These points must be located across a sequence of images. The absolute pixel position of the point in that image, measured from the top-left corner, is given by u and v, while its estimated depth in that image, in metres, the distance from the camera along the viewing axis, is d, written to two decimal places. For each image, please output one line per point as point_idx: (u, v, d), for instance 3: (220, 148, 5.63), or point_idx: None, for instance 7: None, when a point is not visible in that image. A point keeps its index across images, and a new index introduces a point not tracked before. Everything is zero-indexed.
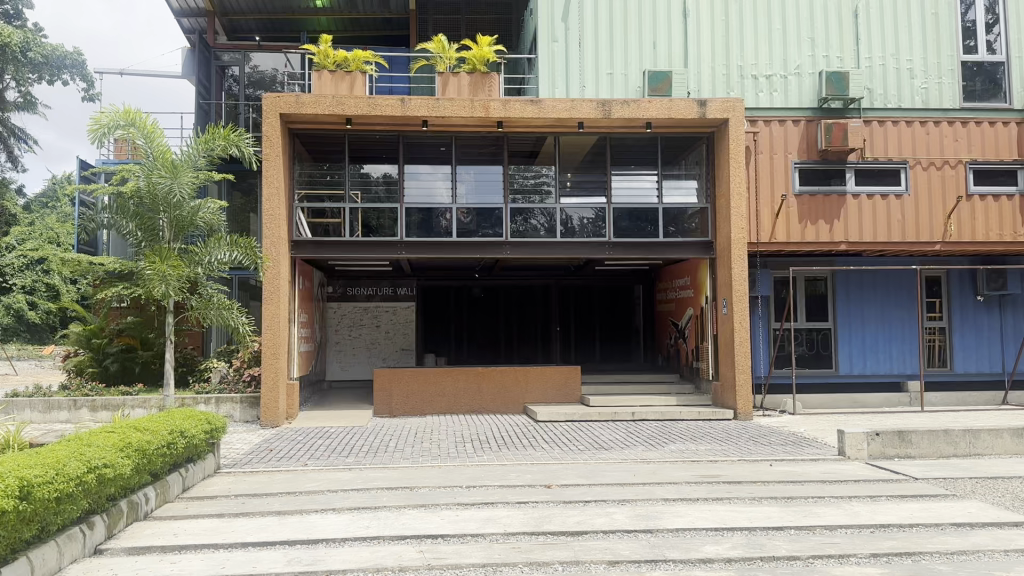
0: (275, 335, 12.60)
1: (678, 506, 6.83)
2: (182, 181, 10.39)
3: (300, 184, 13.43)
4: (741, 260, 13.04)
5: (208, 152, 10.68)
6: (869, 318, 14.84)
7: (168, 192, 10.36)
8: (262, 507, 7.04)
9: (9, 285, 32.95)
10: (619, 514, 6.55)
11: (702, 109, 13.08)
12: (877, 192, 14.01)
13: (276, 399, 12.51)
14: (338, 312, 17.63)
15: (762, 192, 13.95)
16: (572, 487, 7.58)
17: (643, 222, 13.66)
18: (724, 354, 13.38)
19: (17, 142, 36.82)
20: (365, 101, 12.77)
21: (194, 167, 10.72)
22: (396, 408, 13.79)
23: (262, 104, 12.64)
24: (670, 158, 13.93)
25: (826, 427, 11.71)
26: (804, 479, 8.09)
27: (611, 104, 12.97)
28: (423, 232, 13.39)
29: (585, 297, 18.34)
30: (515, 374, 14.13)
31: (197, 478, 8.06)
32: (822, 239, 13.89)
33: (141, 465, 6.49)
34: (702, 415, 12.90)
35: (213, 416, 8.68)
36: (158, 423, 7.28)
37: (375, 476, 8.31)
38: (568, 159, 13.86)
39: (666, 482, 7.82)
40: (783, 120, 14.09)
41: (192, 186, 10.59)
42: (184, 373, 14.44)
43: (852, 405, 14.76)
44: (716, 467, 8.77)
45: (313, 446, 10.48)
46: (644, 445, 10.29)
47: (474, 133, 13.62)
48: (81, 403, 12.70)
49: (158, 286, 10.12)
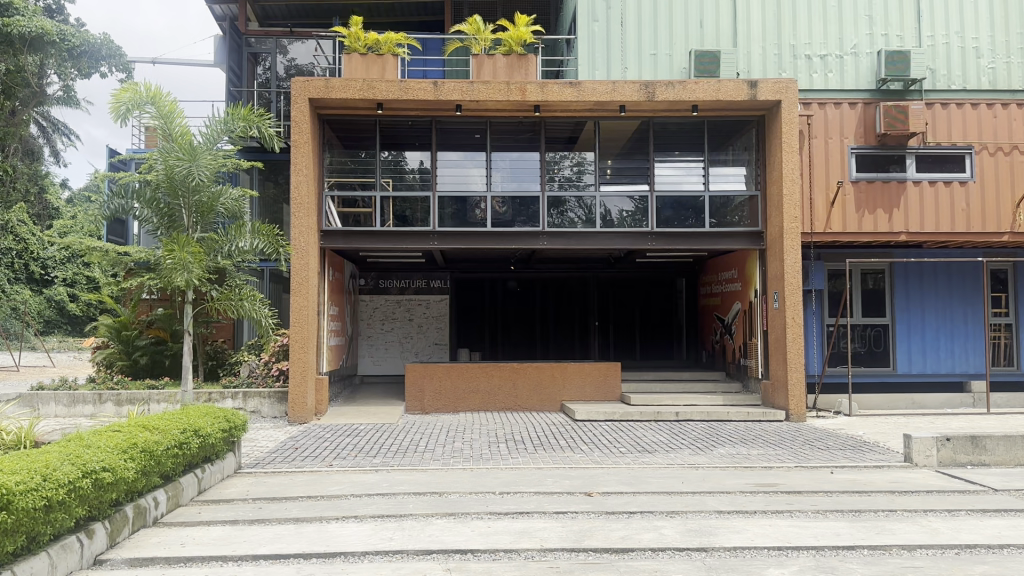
0: (303, 327, 12.13)
1: (733, 521, 6.16)
2: (201, 163, 9.95)
3: (330, 173, 12.94)
4: (793, 251, 12.27)
5: (228, 132, 10.25)
6: (929, 313, 13.97)
7: (187, 175, 9.94)
8: (280, 514, 6.53)
9: (51, 278, 33.19)
10: (668, 528, 5.90)
11: (752, 90, 12.29)
12: (939, 179, 13.12)
13: (304, 393, 12.05)
14: (370, 305, 16.97)
15: (817, 179, 13.07)
16: (615, 496, 6.96)
17: (689, 211, 12.95)
18: (775, 353, 12.62)
19: (60, 136, 37.32)
20: (396, 85, 12.20)
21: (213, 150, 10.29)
22: (428, 404, 13.26)
23: (292, 88, 12.14)
24: (717, 143, 13.16)
25: (889, 430, 10.90)
26: (871, 489, 7.35)
27: (655, 86, 12.25)
28: (457, 223, 12.83)
29: (624, 291, 17.68)
30: (552, 371, 13.51)
31: (214, 479, 7.58)
32: (880, 229, 13.03)
33: (147, 468, 6.01)
34: (752, 416, 12.16)
35: (233, 413, 8.20)
36: (170, 421, 6.79)
37: (403, 479, 7.77)
38: (609, 145, 13.18)
39: (717, 491, 7.16)
40: (839, 102, 13.22)
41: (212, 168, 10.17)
42: (214, 368, 14.05)
43: (912, 405, 13.81)
44: (772, 474, 8.08)
45: (339, 444, 9.98)
46: (691, 448, 9.62)
47: (509, 117, 13.03)
48: (106, 397, 12.40)
49: (178, 275, 9.65)
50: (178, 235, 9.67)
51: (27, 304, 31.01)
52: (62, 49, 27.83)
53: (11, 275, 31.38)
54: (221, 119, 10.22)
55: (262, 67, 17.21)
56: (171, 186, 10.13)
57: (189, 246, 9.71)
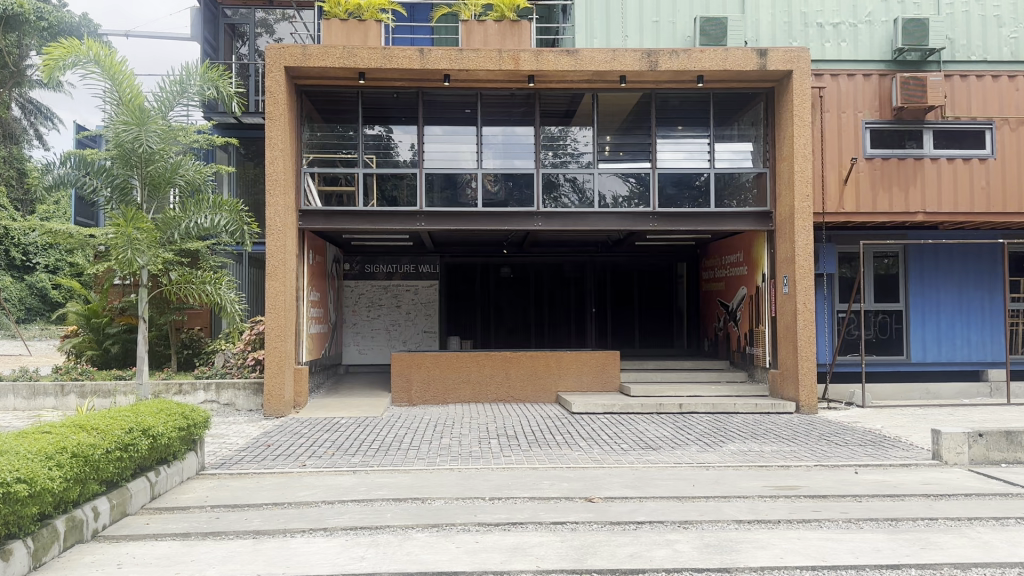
0: (279, 313, 11.27)
1: (756, 534, 5.39)
2: (151, 128, 9.12)
3: (310, 148, 12.10)
4: (805, 231, 11.48)
5: (183, 95, 9.49)
6: (943, 298, 13.22)
7: (135, 141, 9.10)
8: (238, 525, 5.72)
9: (32, 265, 32.14)
10: (683, 544, 5.12)
11: (762, 59, 11.47)
12: (958, 156, 12.33)
13: (282, 384, 11.23)
14: (355, 291, 16.12)
15: (829, 155, 12.25)
16: (619, 502, 6.18)
17: (692, 191, 12.12)
18: (784, 340, 11.85)
19: (40, 117, 36.45)
20: (379, 53, 11.34)
21: (167, 114, 9.51)
22: (416, 396, 12.47)
23: (266, 56, 11.27)
24: (723, 117, 12.36)
25: (910, 424, 10.14)
26: (904, 492, 6.58)
27: (657, 55, 11.41)
28: (446, 202, 11.99)
29: (622, 277, 16.92)
30: (547, 360, 12.73)
31: (170, 483, 6.78)
32: (896, 208, 12.22)
33: (81, 475, 5.18)
34: (760, 407, 11.38)
35: (192, 409, 7.38)
36: (114, 420, 5.97)
37: (382, 482, 6.97)
38: (608, 119, 12.34)
39: (734, 496, 6.38)
40: (853, 73, 12.38)
41: (162, 134, 9.35)
42: (189, 357, 13.21)
43: (926, 396, 13.14)
44: (790, 474, 7.32)
45: (316, 441, 9.17)
46: (699, 444, 8.84)
47: (501, 89, 12.20)
48: (69, 389, 11.56)
49: (125, 253, 8.77)
50: (126, 209, 8.81)
51: (7, 290, 30.13)
52: (39, 28, 26.80)
53: None
54: (175, 80, 9.44)
55: (241, 40, 16.29)
56: (121, 156, 9.32)
57: (137, 222, 8.85)
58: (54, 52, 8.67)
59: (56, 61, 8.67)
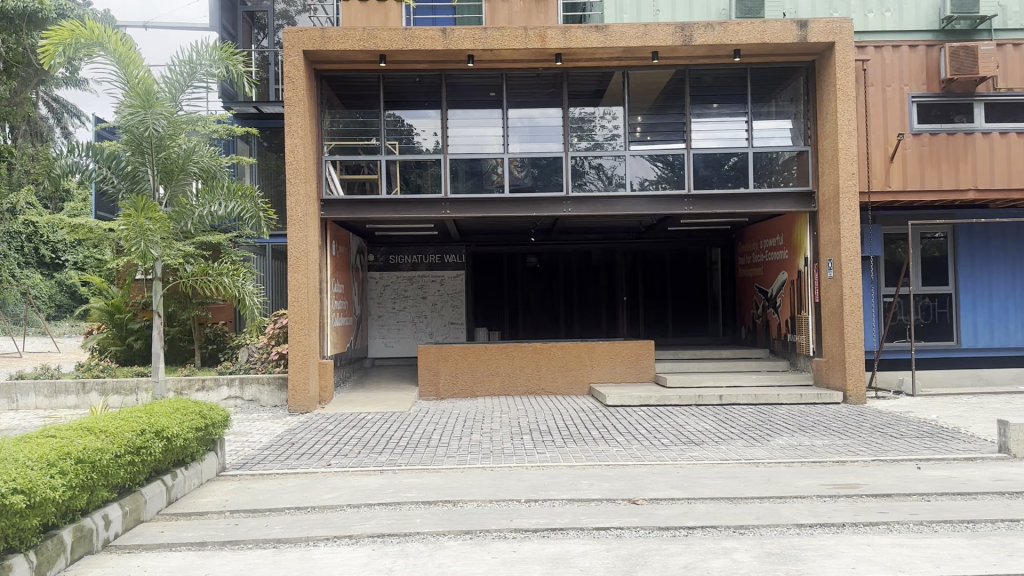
0: (302, 306, 10.89)
1: (821, 540, 4.91)
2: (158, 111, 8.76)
3: (331, 135, 11.65)
4: (851, 212, 10.91)
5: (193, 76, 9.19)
6: (996, 281, 12.56)
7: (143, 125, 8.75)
8: (258, 532, 5.33)
9: (62, 262, 32.16)
10: (741, 552, 4.65)
11: (802, 31, 10.86)
12: (1011, 129, 11.65)
13: (306, 379, 10.87)
14: (380, 283, 15.76)
15: (874, 131, 11.64)
16: (666, 504, 5.73)
17: (729, 172, 11.55)
18: (830, 327, 11.29)
19: (66, 113, 36.49)
20: (399, 34, 10.91)
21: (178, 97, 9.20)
22: (443, 389, 12.06)
23: (283, 40, 10.86)
24: (760, 93, 11.77)
25: (969, 414, 9.54)
26: (976, 490, 6.04)
27: (692, 29, 10.86)
28: (472, 188, 11.55)
29: (653, 265, 16.38)
30: (579, 351, 12.27)
31: (189, 486, 6.43)
32: (946, 186, 11.57)
33: (88, 483, 4.81)
34: (805, 398, 10.84)
35: (210, 408, 7.02)
36: (125, 422, 5.62)
37: (410, 483, 6.56)
38: (639, 99, 11.81)
39: (791, 496, 5.89)
40: (898, 44, 11.75)
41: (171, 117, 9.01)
42: (213, 352, 12.91)
43: (978, 382, 12.47)
44: (848, 471, 6.80)
45: (342, 438, 8.78)
46: (744, 439, 8.34)
47: (527, 69, 11.70)
48: (90, 386, 11.30)
49: (138, 245, 8.43)
50: (138, 198, 8.47)
51: (38, 288, 30.28)
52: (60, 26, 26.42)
53: (21, 259, 30.45)
54: (185, 60, 9.14)
55: (261, 31, 15.90)
56: (131, 142, 8.99)
57: (149, 212, 8.50)
58: (58, 35, 8.35)
59: (60, 44, 8.34)
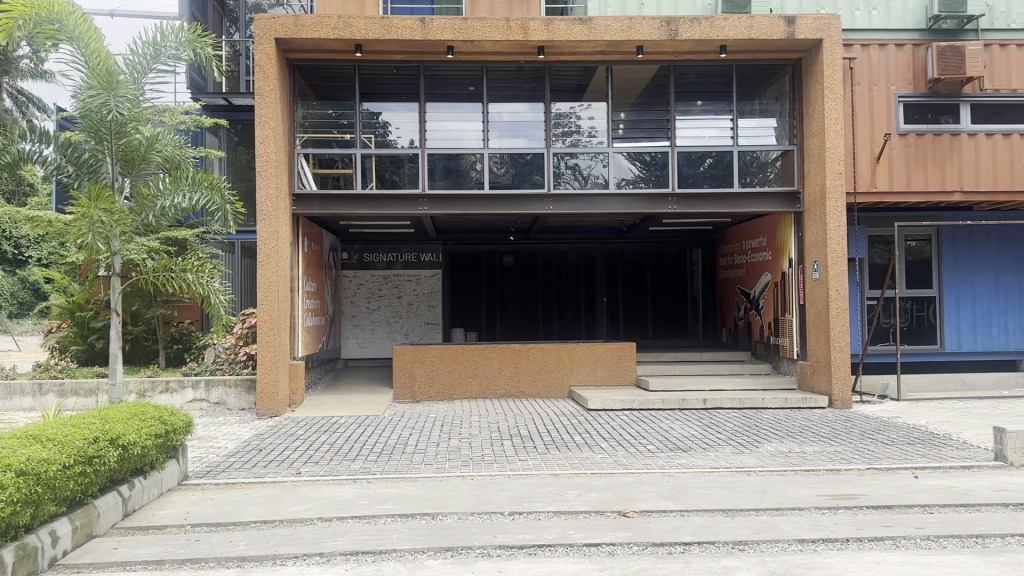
0: (271, 304, 10.44)
1: (826, 558, 4.60)
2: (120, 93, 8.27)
3: (303, 127, 11.22)
4: (838, 213, 10.69)
5: (156, 58, 8.73)
6: (979, 284, 12.43)
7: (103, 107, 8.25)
8: (221, 549, 4.92)
9: (25, 258, 31.21)
10: (743, 571, 4.34)
11: (790, 27, 10.63)
12: (997, 131, 11.51)
13: (275, 382, 10.41)
14: (354, 282, 15.32)
15: (860, 131, 11.45)
16: (658, 518, 5.41)
17: (714, 171, 11.28)
18: (815, 330, 11.07)
19: (31, 104, 35.55)
20: (377, 22, 10.50)
21: (140, 79, 8.74)
22: (419, 392, 11.67)
23: (255, 27, 10.38)
24: (745, 92, 11.52)
25: (958, 420, 9.35)
26: (979, 501, 5.79)
27: (678, 23, 10.58)
28: (450, 184, 11.16)
29: (633, 266, 16.11)
30: (558, 353, 11.94)
31: (147, 498, 5.98)
32: (932, 188, 11.41)
33: (31, 496, 4.37)
34: (790, 402, 10.62)
35: (172, 414, 6.56)
36: (75, 428, 5.17)
37: (386, 493, 6.17)
38: (622, 95, 11.50)
39: (788, 508, 5.60)
40: (885, 43, 11.57)
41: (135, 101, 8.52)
42: (179, 352, 12.43)
43: (960, 387, 12.39)
44: (844, 480, 6.53)
45: (312, 444, 8.34)
46: (733, 445, 8.05)
47: (508, 63, 11.35)
48: (47, 388, 10.76)
49: (92, 238, 7.95)
50: (93, 188, 7.97)
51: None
52: None
53: None
54: (148, 41, 8.68)
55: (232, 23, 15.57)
56: (90, 126, 8.49)
57: (105, 202, 8.00)
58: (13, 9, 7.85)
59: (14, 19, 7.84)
